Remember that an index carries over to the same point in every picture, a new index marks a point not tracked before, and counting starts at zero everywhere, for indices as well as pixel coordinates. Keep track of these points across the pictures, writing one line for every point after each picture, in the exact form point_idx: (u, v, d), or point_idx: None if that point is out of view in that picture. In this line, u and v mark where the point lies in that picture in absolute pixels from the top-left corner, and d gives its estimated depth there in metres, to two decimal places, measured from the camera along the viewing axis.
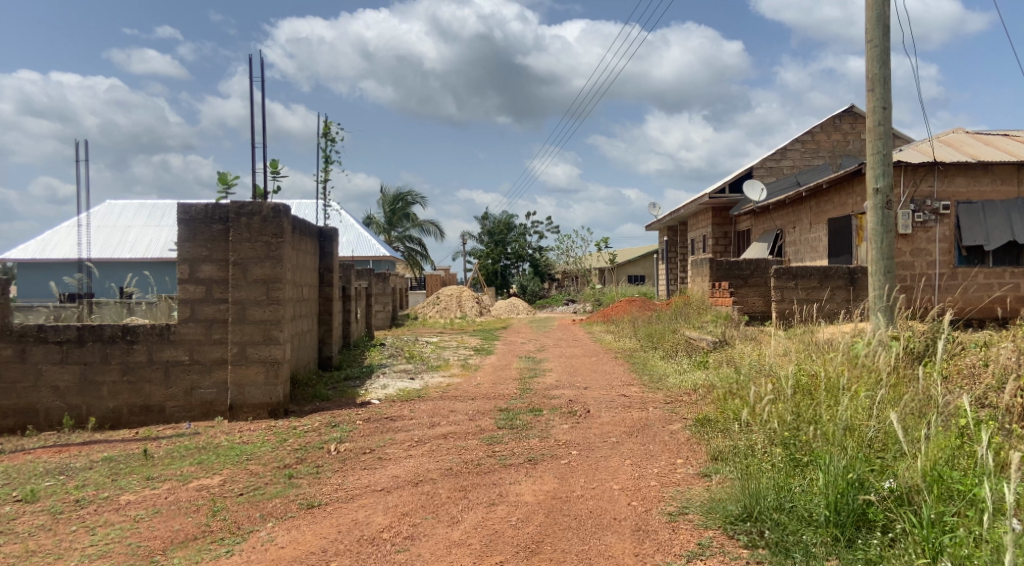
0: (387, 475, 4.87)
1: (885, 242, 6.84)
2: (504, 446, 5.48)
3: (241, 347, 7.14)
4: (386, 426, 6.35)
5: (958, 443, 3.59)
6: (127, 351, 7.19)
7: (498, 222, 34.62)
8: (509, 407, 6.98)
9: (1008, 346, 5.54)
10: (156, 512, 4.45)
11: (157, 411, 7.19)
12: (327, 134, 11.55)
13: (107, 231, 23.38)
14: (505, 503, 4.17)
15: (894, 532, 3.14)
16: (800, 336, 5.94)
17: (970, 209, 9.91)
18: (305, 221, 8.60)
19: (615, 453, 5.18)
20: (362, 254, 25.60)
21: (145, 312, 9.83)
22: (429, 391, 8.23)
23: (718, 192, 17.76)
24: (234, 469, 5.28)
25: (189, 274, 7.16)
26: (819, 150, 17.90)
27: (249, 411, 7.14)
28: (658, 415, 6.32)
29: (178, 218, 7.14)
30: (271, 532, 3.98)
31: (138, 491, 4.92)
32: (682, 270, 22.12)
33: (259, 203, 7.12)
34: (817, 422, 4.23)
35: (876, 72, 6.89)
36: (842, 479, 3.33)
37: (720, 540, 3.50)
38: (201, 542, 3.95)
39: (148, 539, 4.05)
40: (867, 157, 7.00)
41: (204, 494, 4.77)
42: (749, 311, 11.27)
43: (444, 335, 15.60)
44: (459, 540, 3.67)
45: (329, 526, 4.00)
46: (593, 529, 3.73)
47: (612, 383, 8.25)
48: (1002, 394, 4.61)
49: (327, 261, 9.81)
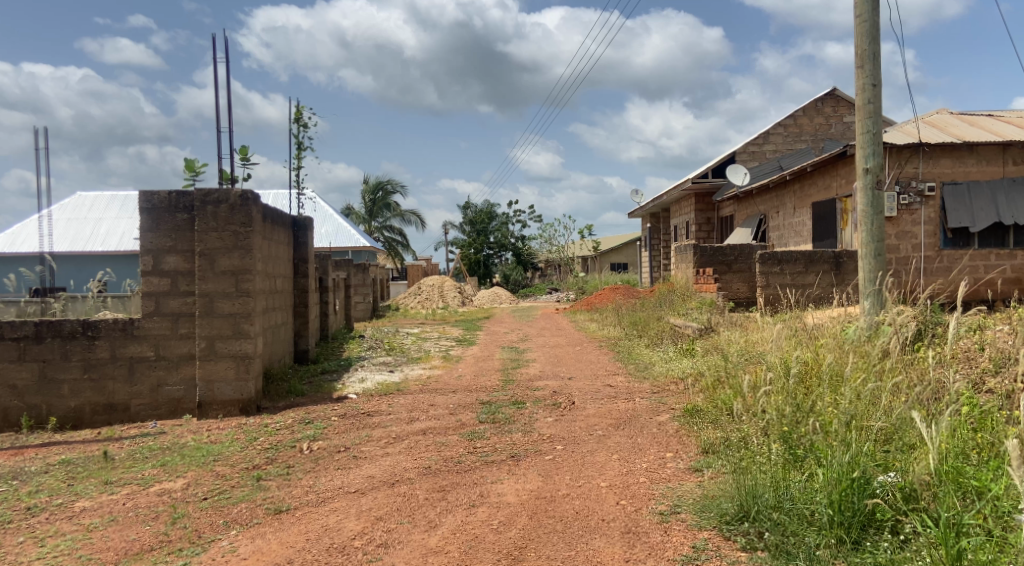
0: (361, 476, 4.60)
1: (876, 223, 6.63)
2: (486, 442, 5.22)
3: (209, 342, 6.80)
4: (362, 423, 6.07)
5: (968, 434, 3.36)
6: (89, 348, 6.84)
7: (479, 211, 34.11)
8: (491, 399, 6.72)
9: (1003, 328, 5.35)
10: (111, 521, 4.15)
11: (122, 410, 6.86)
12: (299, 119, 11.14)
13: (76, 224, 22.74)
14: (486, 505, 3.91)
15: (905, 533, 2.91)
16: (788, 320, 5.73)
17: (956, 190, 9.77)
18: (276, 210, 8.25)
19: (602, 447, 4.94)
20: (340, 244, 25.12)
21: (123, 309, 9.49)
22: (409, 384, 7.95)
23: (701, 177, 17.52)
24: (199, 471, 4.99)
25: (153, 265, 6.82)
26: (802, 134, 17.77)
27: (219, 409, 6.79)
28: (645, 405, 6.10)
29: (140, 207, 6.78)
30: (234, 541, 3.70)
31: (94, 497, 4.61)
32: (665, 258, 21.94)
33: (226, 190, 6.77)
34: (817, 411, 4.02)
35: (866, 48, 6.66)
36: (846, 476, 3.10)
37: (716, 542, 3.27)
38: (157, 553, 3.66)
39: (99, 551, 3.75)
40: (857, 136, 6.80)
41: (165, 499, 4.47)
42: (734, 297, 10.92)
43: (425, 326, 15.32)
44: (436, 547, 3.41)
45: (297, 533, 3.72)
46: (580, 532, 3.49)
47: (597, 372, 8.03)
48: (1002, 379, 4.41)
49: (301, 252, 9.48)
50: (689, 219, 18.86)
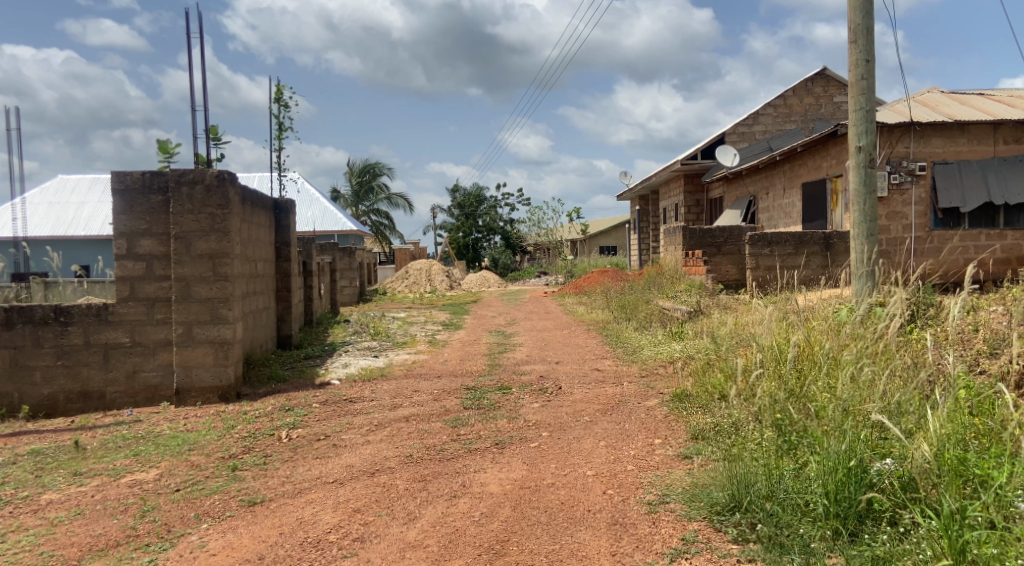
0: (340, 465, 4.45)
1: (868, 203, 6.49)
2: (470, 429, 5.07)
3: (186, 328, 6.60)
4: (344, 409, 5.91)
5: (968, 419, 3.24)
6: (61, 334, 6.63)
7: (468, 194, 33.74)
8: (477, 384, 6.57)
9: (998, 309, 5.23)
10: (78, 514, 3.98)
11: (97, 398, 6.66)
12: (280, 99, 10.89)
13: (58, 208, 22.33)
14: (468, 496, 3.77)
15: (904, 524, 2.79)
16: (779, 303, 5.61)
17: (947, 170, 9.67)
18: (255, 192, 8.02)
19: (588, 434, 4.81)
20: (325, 228, 24.81)
21: (108, 296, 9.30)
22: (393, 369, 7.81)
23: (690, 158, 17.37)
24: (173, 461, 4.81)
25: (127, 249, 6.60)
26: (791, 114, 17.62)
27: (197, 396, 6.61)
28: (633, 389, 5.98)
29: (112, 188, 6.55)
30: (203, 536, 3.55)
31: (62, 490, 4.44)
32: (654, 241, 21.87)
33: (202, 170, 6.53)
34: (812, 400, 3.89)
35: (859, 22, 6.49)
36: (843, 466, 2.98)
37: (706, 533, 3.15)
38: (123, 549, 3.50)
39: (62, 547, 3.59)
40: (850, 114, 6.65)
41: (136, 491, 4.30)
42: (723, 280, 10.76)
43: (412, 310, 15.14)
44: (414, 542, 3.27)
45: (271, 527, 3.56)
46: (565, 524, 3.35)
47: (585, 356, 7.90)
48: (999, 361, 4.31)
49: (283, 235, 9.27)
50: (678, 202, 18.71)
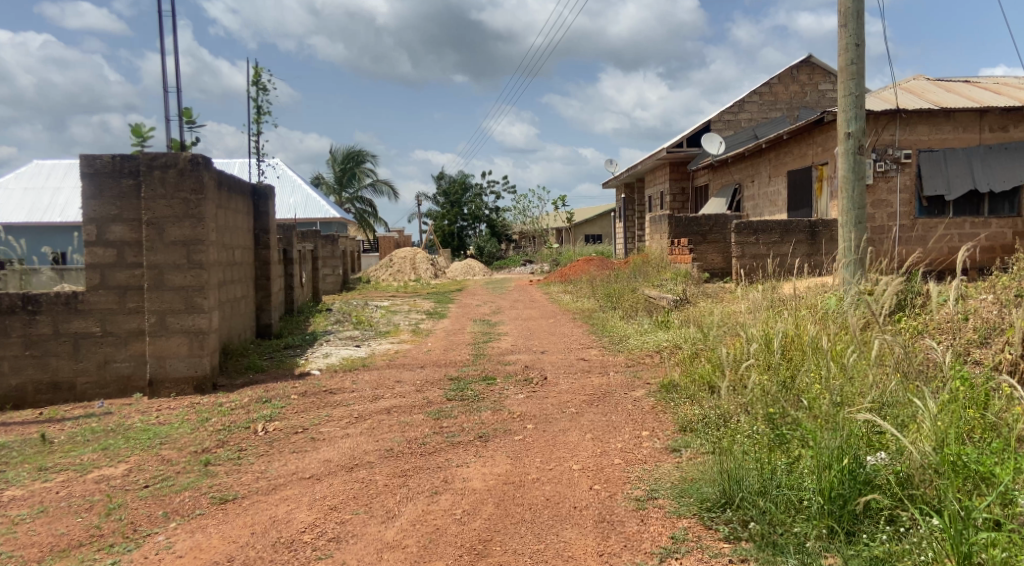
0: (318, 460, 4.29)
1: (856, 189, 6.39)
2: (453, 421, 4.93)
3: (159, 317, 6.38)
4: (322, 401, 5.74)
5: (965, 412, 3.14)
6: (29, 323, 6.40)
7: (453, 182, 33.48)
8: (460, 375, 6.42)
9: (987, 297, 5.14)
10: (40, 512, 3.79)
11: (67, 389, 6.44)
12: (258, 81, 10.62)
13: (33, 194, 21.83)
14: (450, 491, 3.63)
15: (903, 524, 2.68)
16: (766, 291, 5.51)
17: (932, 157, 9.61)
18: (233, 177, 7.80)
19: (575, 426, 4.68)
20: (307, 215, 24.48)
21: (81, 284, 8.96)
22: (374, 359, 7.63)
23: (676, 146, 17.24)
24: (143, 455, 4.63)
25: (97, 235, 6.36)
26: (777, 102, 17.53)
27: (171, 387, 6.41)
28: (620, 380, 5.87)
29: (81, 171, 6.30)
30: (170, 536, 3.38)
31: (25, 485, 4.24)
32: (640, 229, 21.75)
33: (174, 153, 6.30)
34: (803, 391, 3.78)
35: (849, 6, 6.36)
36: (837, 461, 2.86)
37: (696, 531, 3.03)
38: (85, 550, 3.32)
39: (22, 547, 3.41)
40: (839, 99, 6.53)
41: (103, 487, 4.12)
42: (709, 268, 10.70)
43: (395, 299, 14.94)
44: (392, 542, 3.12)
45: (242, 526, 3.40)
46: (550, 522, 3.22)
47: (571, 346, 7.77)
48: (990, 352, 4.22)
49: (262, 221, 9.04)
50: (663, 190, 18.59)
